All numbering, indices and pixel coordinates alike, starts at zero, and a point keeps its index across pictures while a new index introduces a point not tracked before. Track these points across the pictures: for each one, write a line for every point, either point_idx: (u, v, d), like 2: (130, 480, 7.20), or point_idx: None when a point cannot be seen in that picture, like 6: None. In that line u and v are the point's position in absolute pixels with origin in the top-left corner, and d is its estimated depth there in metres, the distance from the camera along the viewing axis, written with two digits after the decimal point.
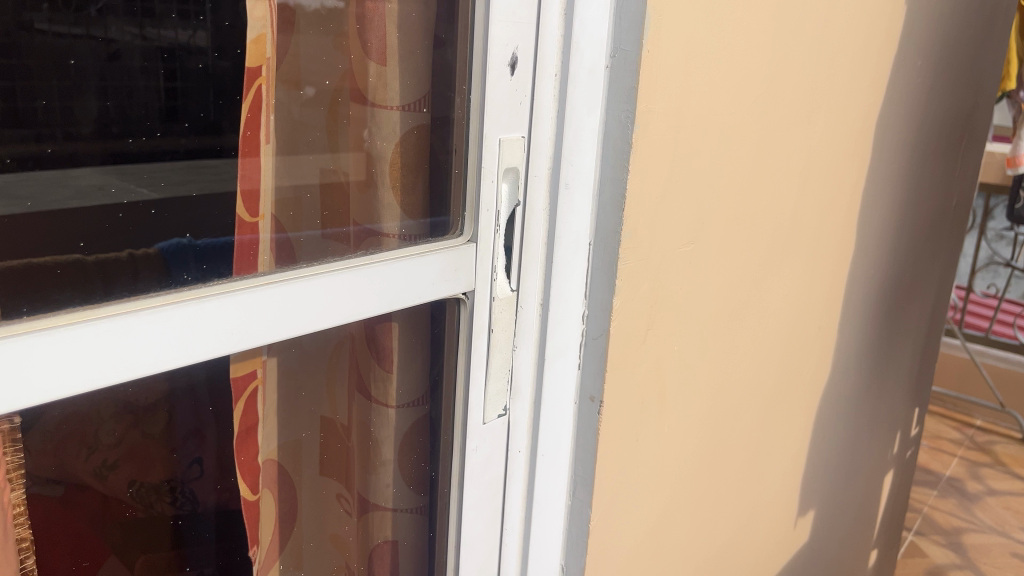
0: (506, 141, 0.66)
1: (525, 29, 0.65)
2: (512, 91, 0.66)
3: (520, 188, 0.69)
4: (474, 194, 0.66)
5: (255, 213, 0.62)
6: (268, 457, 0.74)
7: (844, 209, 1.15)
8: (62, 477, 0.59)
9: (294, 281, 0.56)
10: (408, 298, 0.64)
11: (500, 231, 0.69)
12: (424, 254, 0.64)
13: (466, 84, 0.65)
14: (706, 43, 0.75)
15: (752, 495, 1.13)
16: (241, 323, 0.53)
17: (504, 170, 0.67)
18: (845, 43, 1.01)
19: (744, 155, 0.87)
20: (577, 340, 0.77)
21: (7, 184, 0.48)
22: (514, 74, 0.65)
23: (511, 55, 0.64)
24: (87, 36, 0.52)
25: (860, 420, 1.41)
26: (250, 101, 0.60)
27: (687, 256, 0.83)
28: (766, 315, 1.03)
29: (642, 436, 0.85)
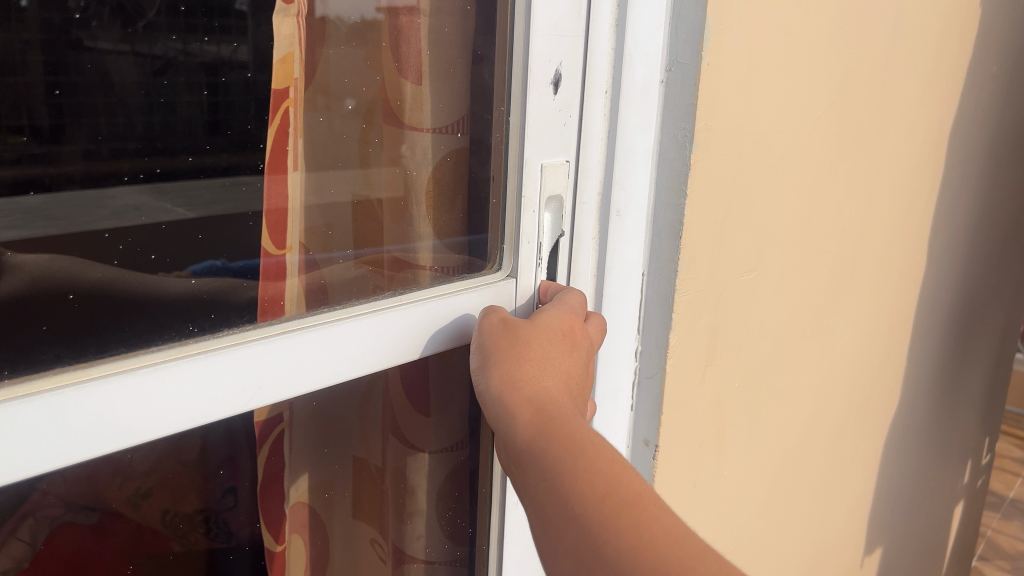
0: (550, 166, 0.60)
1: (571, 42, 0.59)
2: (554, 111, 0.59)
3: (564, 218, 0.63)
4: (514, 225, 0.61)
5: (280, 246, 0.56)
6: (293, 503, 0.70)
7: (915, 225, 1.06)
8: (95, 504, 0.60)
9: (315, 327, 0.50)
10: (440, 338, 0.59)
11: (541, 265, 0.63)
12: (457, 292, 0.59)
13: (504, 105, 0.59)
14: (770, 54, 0.69)
15: (816, 534, 1.06)
16: (259, 376, 0.47)
17: (547, 198, 0.61)
18: (917, 48, 0.94)
19: (809, 176, 0.80)
20: (630, 379, 0.70)
21: (47, 205, 0.44)
22: (557, 93, 0.59)
23: (554, 71, 0.58)
24: (133, 53, 0.47)
25: (929, 449, 1.33)
26: (276, 122, 0.55)
27: (748, 285, 0.76)
28: (832, 344, 0.95)
29: (700, 480, 0.78)
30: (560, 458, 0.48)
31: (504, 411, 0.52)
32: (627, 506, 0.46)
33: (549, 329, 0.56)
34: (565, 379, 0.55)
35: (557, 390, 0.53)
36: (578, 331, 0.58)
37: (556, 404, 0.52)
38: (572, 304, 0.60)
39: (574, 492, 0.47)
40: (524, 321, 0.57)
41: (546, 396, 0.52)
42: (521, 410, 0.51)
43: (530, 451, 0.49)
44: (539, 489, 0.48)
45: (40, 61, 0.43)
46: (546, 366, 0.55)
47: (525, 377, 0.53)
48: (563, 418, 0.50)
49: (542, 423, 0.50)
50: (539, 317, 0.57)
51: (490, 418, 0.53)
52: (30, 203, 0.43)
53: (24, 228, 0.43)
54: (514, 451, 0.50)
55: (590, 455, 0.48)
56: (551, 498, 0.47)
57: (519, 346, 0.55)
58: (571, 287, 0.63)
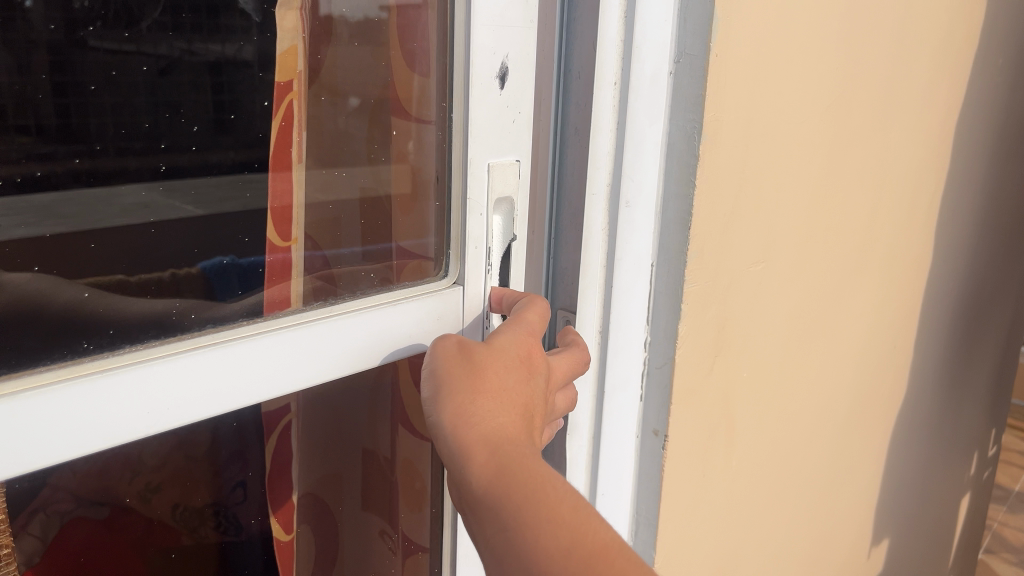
0: (498, 165, 0.61)
1: (515, 34, 0.59)
2: (500, 107, 0.60)
3: (515, 220, 0.64)
4: (461, 229, 0.60)
5: (286, 238, 0.58)
6: (302, 493, 0.72)
7: (922, 217, 1.07)
8: (106, 499, 0.62)
9: (254, 336, 0.49)
10: (400, 344, 0.58)
11: (490, 274, 0.63)
12: (401, 300, 0.58)
13: (445, 101, 0.59)
14: (778, 46, 0.69)
15: (823, 525, 1.06)
16: (192, 387, 0.46)
17: (496, 201, 0.62)
18: (924, 40, 0.94)
19: (817, 167, 0.81)
20: (639, 370, 0.71)
21: (56, 204, 0.48)
22: (503, 88, 0.59)
23: (500, 65, 0.58)
24: (138, 52, 0.50)
25: (935, 441, 1.33)
26: (281, 115, 0.56)
27: (756, 276, 0.76)
28: (839, 335, 0.95)
29: (709, 471, 0.79)
30: (521, 507, 0.45)
31: (457, 452, 0.48)
32: (592, 559, 0.44)
33: (505, 356, 0.53)
34: (524, 410, 0.51)
35: (516, 425, 0.50)
36: (536, 352, 0.55)
37: (513, 443, 0.48)
38: (534, 321, 0.58)
39: (538, 545, 0.44)
40: (481, 345, 0.53)
41: (504, 433, 0.49)
42: (477, 452, 0.47)
43: (486, 499, 0.46)
44: (495, 539, 0.46)
45: (46, 61, 0.46)
46: (503, 396, 0.51)
47: (482, 412, 0.49)
48: (520, 460, 0.47)
49: (501, 467, 0.47)
50: (495, 343, 0.53)
51: (446, 460, 0.49)
52: (39, 199, 0.47)
53: (33, 226, 0.46)
54: (468, 495, 0.47)
55: (552, 503, 0.46)
56: (511, 551, 0.45)
57: (474, 373, 0.51)
58: (535, 295, 0.61)
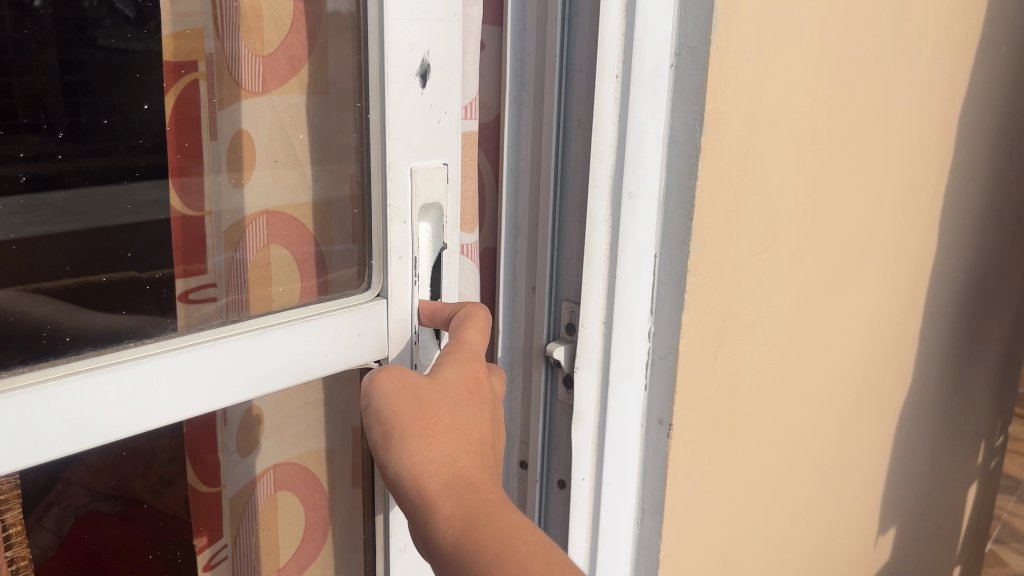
0: (420, 170, 0.61)
1: (434, 30, 0.59)
2: (423, 106, 0.60)
3: (442, 228, 0.64)
4: (384, 239, 0.60)
5: (200, 208, 0.57)
6: (274, 463, 0.74)
7: (926, 205, 1.07)
8: (120, 494, 0.64)
9: (185, 351, 0.49)
10: (321, 364, 0.57)
11: (417, 286, 0.64)
12: (333, 313, 0.58)
13: (361, 102, 0.58)
14: (779, 38, 0.70)
15: (829, 512, 1.06)
16: (120, 404, 0.46)
17: (421, 207, 0.62)
18: (927, 30, 0.94)
19: (818, 158, 0.81)
20: (643, 360, 0.71)
21: (69, 202, 0.49)
22: (425, 86, 0.59)
23: (420, 62, 0.59)
24: (144, 49, 0.52)
25: (941, 429, 1.33)
26: (174, 94, 0.56)
27: (758, 267, 0.77)
28: (844, 324, 0.96)
29: (713, 459, 0.79)
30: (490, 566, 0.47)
31: (424, 506, 0.49)
32: None
33: (454, 388, 0.53)
34: (477, 444, 0.52)
35: (473, 465, 0.51)
36: (483, 377, 0.55)
37: (476, 491, 0.49)
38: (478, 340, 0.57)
39: None
40: (422, 376, 0.53)
41: (463, 477, 0.50)
42: (441, 503, 0.48)
43: (455, 556, 0.48)
44: None
45: (55, 60, 0.47)
46: (461, 441, 0.52)
47: (436, 456, 0.50)
48: (487, 510, 0.48)
49: (466, 521, 0.48)
50: (440, 372, 0.53)
51: (406, 510, 0.50)
52: (53, 198, 0.48)
53: (46, 224, 0.48)
54: (437, 551, 0.49)
55: (525, 558, 0.47)
56: None
57: (431, 419, 0.51)
58: (470, 304, 0.62)
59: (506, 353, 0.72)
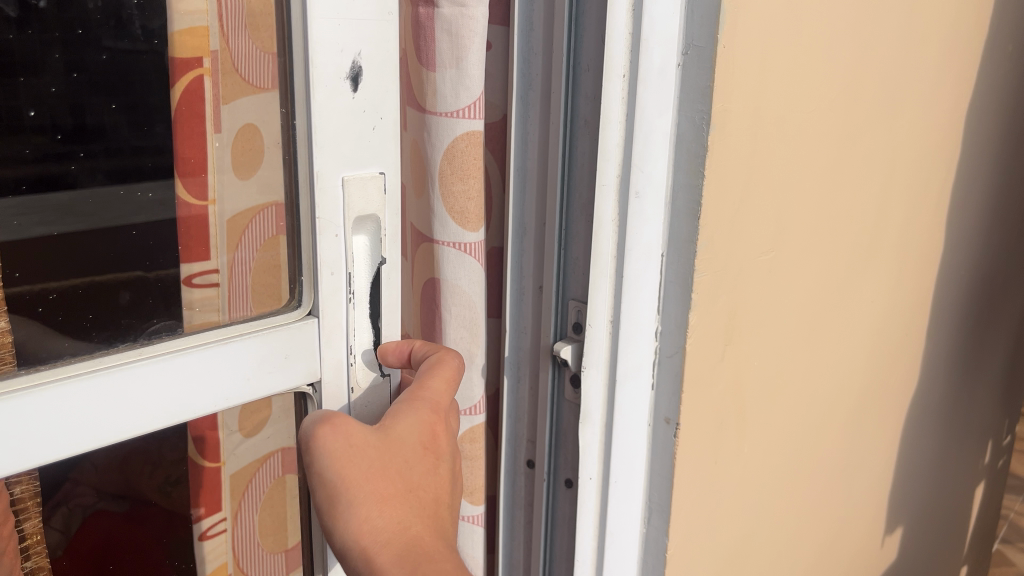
0: (353, 179, 0.63)
1: (363, 32, 0.60)
2: (355, 111, 0.62)
3: (378, 241, 0.67)
4: (314, 252, 0.62)
5: (204, 197, 0.64)
6: (283, 447, 0.74)
7: (933, 204, 1.07)
8: (123, 492, 0.70)
9: (95, 376, 0.52)
10: (248, 380, 0.60)
11: (353, 303, 0.66)
12: (259, 332, 0.60)
13: (288, 103, 0.60)
14: (785, 37, 0.70)
15: (836, 512, 1.06)
16: (29, 425, 0.50)
17: (356, 220, 0.65)
18: (934, 28, 0.94)
19: (824, 157, 0.81)
20: (650, 359, 0.71)
21: (77, 202, 0.57)
22: (356, 89, 0.61)
23: (351, 64, 0.60)
24: (147, 52, 0.59)
25: (949, 428, 1.33)
26: (182, 87, 0.61)
27: (765, 266, 0.77)
28: (850, 323, 0.96)
29: (720, 457, 0.80)
30: None
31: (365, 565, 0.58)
32: None
33: (404, 449, 0.62)
34: (433, 499, 0.63)
35: (421, 521, 0.61)
36: (439, 434, 0.64)
37: (421, 542, 0.60)
38: (439, 389, 0.65)
39: None
40: (375, 436, 0.61)
41: (409, 532, 0.60)
42: (383, 560, 0.58)
43: None
44: None
45: (59, 62, 0.54)
46: (413, 497, 0.62)
47: (382, 517, 0.59)
48: (426, 556, 0.59)
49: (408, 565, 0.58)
50: (393, 432, 0.62)
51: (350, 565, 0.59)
52: (59, 198, 0.56)
53: (52, 224, 0.56)
54: None
55: None
56: None
57: (376, 480, 0.60)
58: (449, 349, 0.68)
59: (512, 353, 0.72)
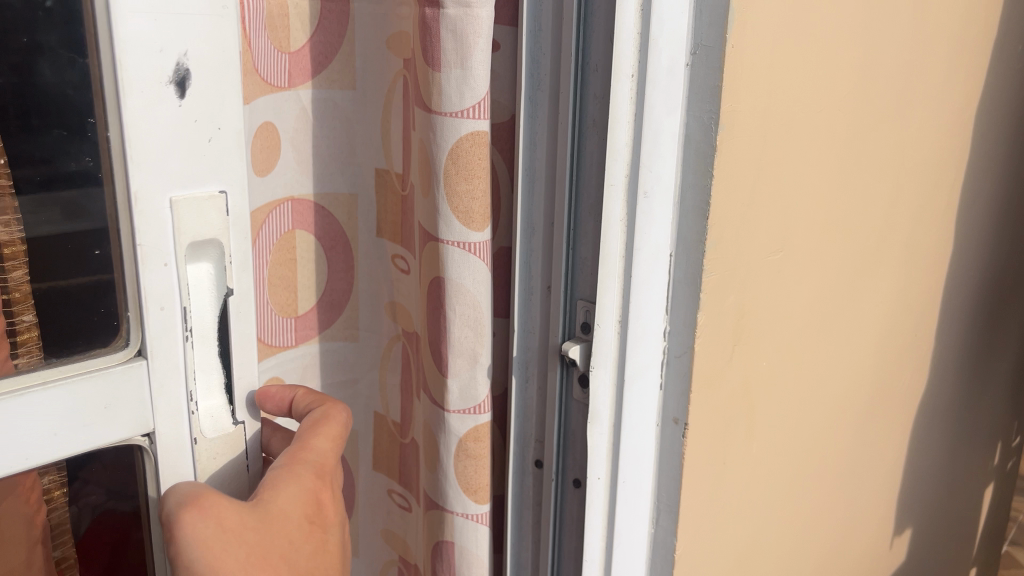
0: (189, 201, 0.53)
1: (184, 22, 0.50)
2: (186, 122, 0.52)
3: (224, 273, 0.56)
4: (135, 283, 0.52)
5: None
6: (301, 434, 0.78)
7: (943, 205, 1.07)
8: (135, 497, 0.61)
9: None
10: (70, 433, 0.50)
11: (193, 340, 0.56)
12: (83, 376, 0.51)
13: (101, 113, 0.49)
14: (795, 38, 0.70)
15: (845, 513, 1.06)
16: None
17: (199, 243, 0.55)
18: (944, 28, 0.94)
19: (833, 158, 0.81)
20: (659, 359, 0.72)
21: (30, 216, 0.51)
22: (184, 97, 0.51)
23: (174, 67, 0.50)
24: (62, 29, 0.48)
25: (958, 429, 1.33)
26: None
27: (774, 266, 0.77)
28: (860, 324, 0.96)
29: (729, 458, 0.80)
30: None
31: None
32: None
33: (287, 527, 0.54)
34: None
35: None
36: (319, 509, 0.56)
37: None
38: (324, 448, 0.59)
39: None
40: (254, 511, 0.52)
41: None
42: None
43: None
44: None
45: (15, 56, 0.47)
46: None
47: None
48: None
49: None
50: (274, 505, 0.53)
51: None
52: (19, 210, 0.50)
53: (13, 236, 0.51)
54: None
55: None
56: None
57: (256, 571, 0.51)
58: (332, 406, 0.62)
59: (521, 353, 0.72)
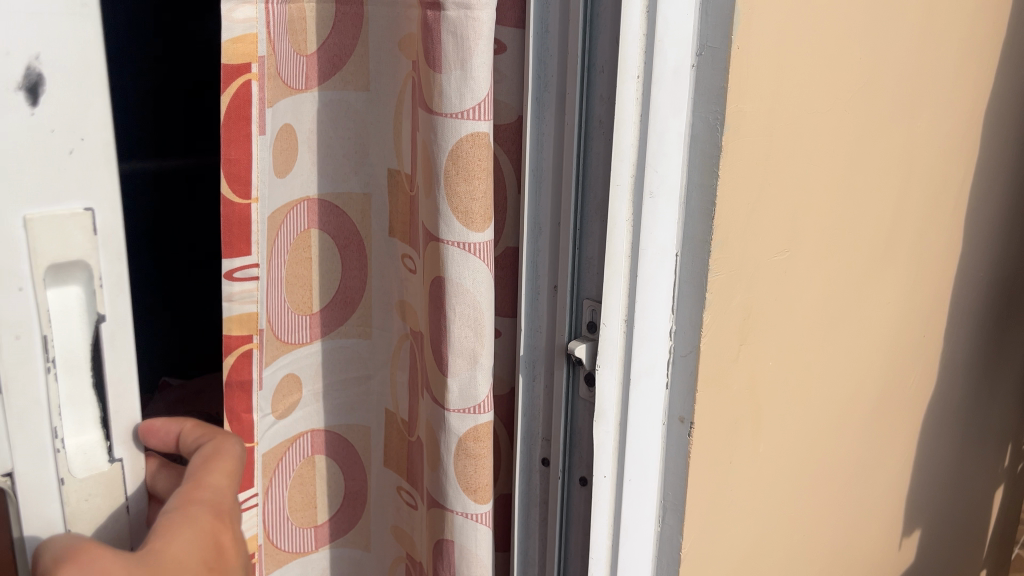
0: (37, 220, 0.42)
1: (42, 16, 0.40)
2: (36, 132, 0.41)
3: (97, 298, 0.46)
4: None
5: (245, 196, 0.60)
6: (312, 428, 0.79)
7: (951, 205, 1.06)
8: None
9: None
10: None
11: (55, 374, 0.45)
12: None
13: None
14: (801, 40, 0.70)
15: (852, 514, 1.06)
16: None
17: (52, 273, 0.43)
18: (951, 30, 0.94)
19: (840, 159, 0.81)
20: (665, 358, 0.72)
21: None
22: (36, 104, 0.41)
23: (23, 70, 0.40)
24: None
25: (967, 431, 1.32)
26: (232, 92, 0.57)
27: (781, 265, 0.77)
28: (867, 324, 0.96)
29: (735, 458, 0.80)
30: None
31: None
32: None
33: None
34: None
35: None
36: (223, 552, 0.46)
37: None
38: (221, 486, 0.50)
39: None
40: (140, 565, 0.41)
41: None
42: None
43: None
44: None
45: None
46: None
47: None
48: None
49: None
50: (163, 555, 0.43)
51: None
52: None
53: None
54: None
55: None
56: None
57: None
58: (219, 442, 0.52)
59: (528, 351, 0.72)
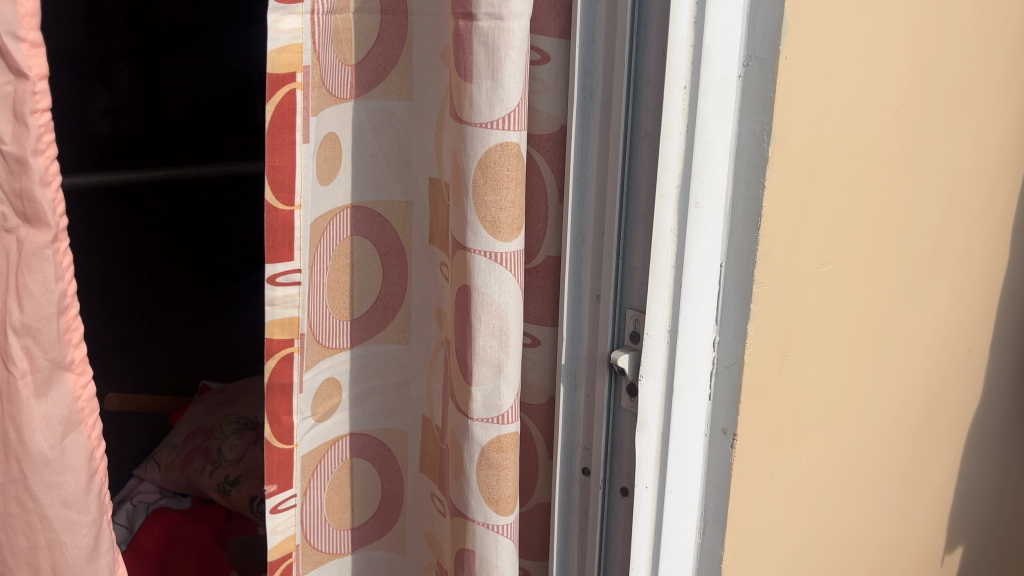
0: None
1: None
2: None
3: None
4: None
5: (288, 202, 0.61)
6: (351, 432, 0.80)
7: (998, 216, 1.05)
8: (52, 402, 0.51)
9: None
10: None
11: None
12: None
13: None
14: (847, 51, 0.69)
15: (895, 529, 1.05)
16: None
17: None
18: (1000, 39, 0.92)
19: (886, 170, 0.80)
20: (708, 369, 0.72)
21: None
22: None
23: None
24: None
25: (1014, 445, 1.30)
26: (277, 100, 0.59)
27: (825, 276, 0.77)
28: (911, 336, 0.94)
29: (778, 470, 0.79)
30: None
31: None
32: None
33: None
34: None
35: None
36: None
37: None
38: None
39: None
40: None
41: None
42: None
43: None
44: None
45: None
46: None
47: None
48: None
49: None
50: None
51: None
52: None
53: None
54: None
55: None
56: None
57: None
58: None
59: (568, 361, 0.72)
